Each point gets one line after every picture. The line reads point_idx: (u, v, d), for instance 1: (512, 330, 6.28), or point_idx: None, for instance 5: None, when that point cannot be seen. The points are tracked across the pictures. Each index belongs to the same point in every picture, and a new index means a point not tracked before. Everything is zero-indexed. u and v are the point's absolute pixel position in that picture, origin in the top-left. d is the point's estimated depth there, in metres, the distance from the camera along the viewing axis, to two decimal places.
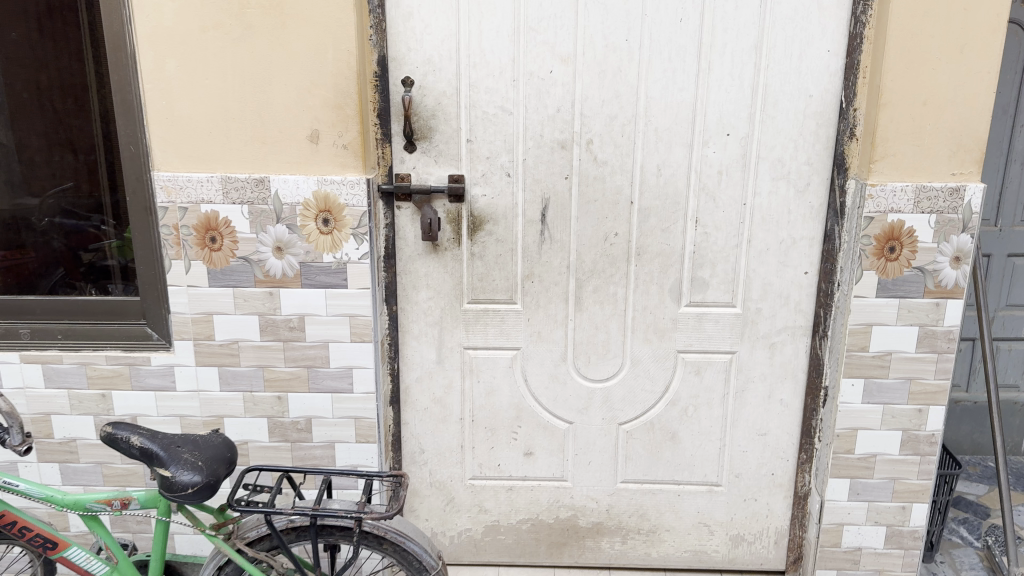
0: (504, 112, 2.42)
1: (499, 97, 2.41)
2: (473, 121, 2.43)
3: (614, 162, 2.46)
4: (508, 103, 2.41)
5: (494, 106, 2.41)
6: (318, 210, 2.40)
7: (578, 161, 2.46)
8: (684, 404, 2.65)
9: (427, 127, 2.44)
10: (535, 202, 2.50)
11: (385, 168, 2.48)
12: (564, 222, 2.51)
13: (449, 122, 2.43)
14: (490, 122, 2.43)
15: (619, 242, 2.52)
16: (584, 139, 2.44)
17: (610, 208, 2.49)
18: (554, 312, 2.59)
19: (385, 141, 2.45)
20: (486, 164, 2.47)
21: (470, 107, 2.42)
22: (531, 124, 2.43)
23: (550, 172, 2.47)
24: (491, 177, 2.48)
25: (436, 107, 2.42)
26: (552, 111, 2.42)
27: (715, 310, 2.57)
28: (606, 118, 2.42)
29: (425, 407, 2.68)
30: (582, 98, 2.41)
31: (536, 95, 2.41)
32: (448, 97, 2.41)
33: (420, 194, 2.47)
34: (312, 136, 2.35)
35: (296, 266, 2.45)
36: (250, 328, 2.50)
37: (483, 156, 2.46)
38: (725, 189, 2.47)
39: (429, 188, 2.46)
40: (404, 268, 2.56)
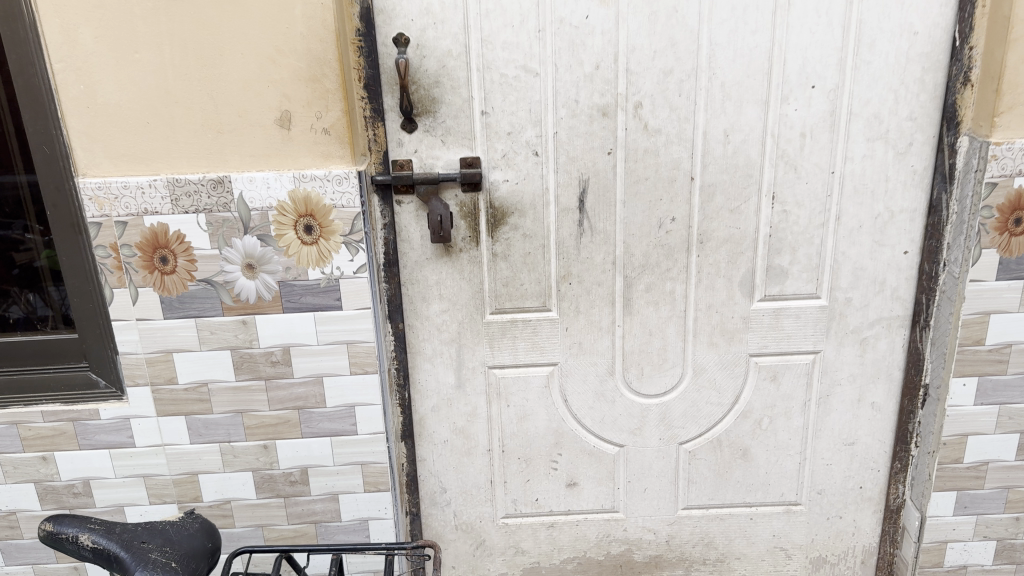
0: (529, 73, 1.88)
1: (520, 53, 1.87)
2: (488, 88, 1.89)
3: (670, 129, 1.94)
4: (533, 60, 1.87)
5: (515, 66, 1.88)
6: (297, 214, 1.86)
7: (624, 130, 1.94)
8: (757, 417, 2.20)
9: (430, 98, 1.90)
10: (571, 186, 1.98)
11: (378, 154, 1.93)
12: (608, 208, 2.00)
13: (458, 90, 1.89)
14: (510, 87, 1.89)
15: (677, 228, 2.02)
16: (631, 101, 1.91)
17: (664, 187, 1.99)
18: (598, 318, 2.10)
19: (376, 118, 1.90)
20: (507, 142, 1.94)
21: (484, 69, 1.87)
22: (564, 87, 1.90)
23: (589, 146, 1.95)
24: (514, 157, 1.95)
25: (441, 70, 1.87)
26: (589, 68, 1.88)
27: (795, 304, 2.09)
28: (658, 74, 1.89)
29: (445, 439, 2.20)
30: (627, 49, 1.87)
31: (569, 49, 1.87)
32: (456, 58, 1.86)
33: (425, 184, 1.94)
34: (282, 119, 1.81)
35: (274, 286, 1.92)
36: (222, 366, 1.99)
37: (504, 131, 1.93)
38: (808, 156, 1.97)
39: (436, 177, 1.94)
40: (410, 276, 2.05)
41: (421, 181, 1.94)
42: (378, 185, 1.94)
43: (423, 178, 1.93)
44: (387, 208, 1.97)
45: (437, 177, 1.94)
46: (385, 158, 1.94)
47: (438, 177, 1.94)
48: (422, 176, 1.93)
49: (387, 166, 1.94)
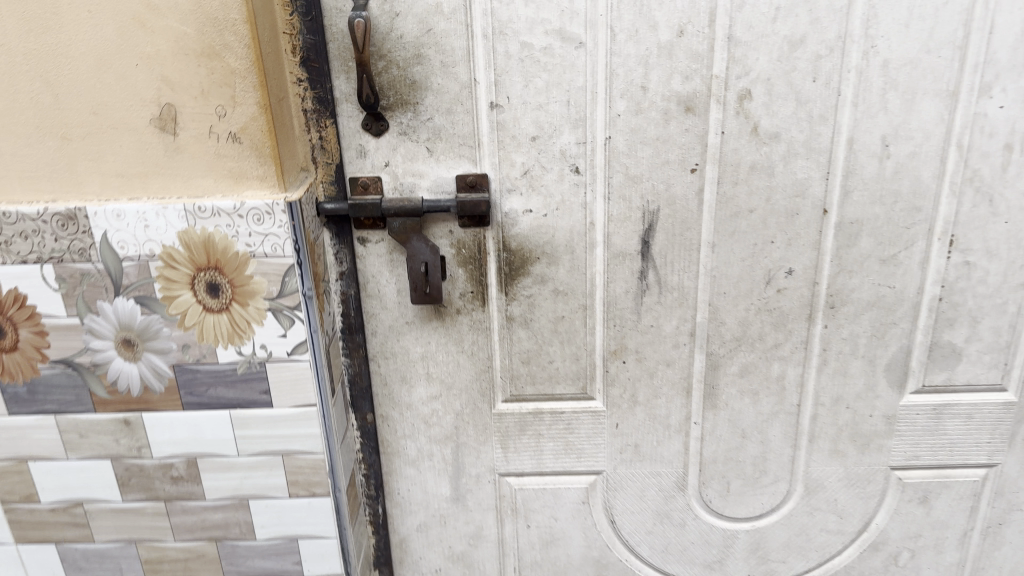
0: (567, 43, 1.16)
1: (555, 9, 1.14)
2: (501, 65, 1.17)
3: (794, 133, 1.20)
4: (576, 21, 1.14)
5: (545, 28, 1.15)
6: (195, 266, 1.18)
7: (719, 135, 1.20)
8: (894, 550, 1.50)
9: (408, 81, 1.18)
10: (631, 219, 1.26)
11: (328, 168, 1.23)
12: (688, 254, 1.28)
13: (453, 69, 1.17)
14: (538, 64, 1.17)
15: (795, 286, 1.29)
16: (734, 89, 1.17)
17: (778, 224, 1.25)
18: (665, 413, 1.39)
19: (322, 113, 1.19)
20: (532, 151, 1.23)
21: (495, 34, 1.15)
22: (624, 65, 1.17)
23: (661, 158, 1.22)
24: (542, 174, 1.24)
25: (424, 37, 1.15)
26: (667, 34, 1.15)
27: (966, 399, 1.38)
28: (781, 45, 1.15)
29: (438, 567, 1.54)
30: (731, 3, 1.13)
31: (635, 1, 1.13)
32: (448, 16, 1.14)
33: (403, 216, 1.24)
34: (163, 118, 1.11)
35: (168, 373, 1.25)
36: (103, 481, 1.34)
37: (526, 133, 1.21)
38: (1015, 178, 1.23)
39: (420, 205, 1.23)
40: (383, 348, 1.36)
41: (394, 212, 1.23)
42: (331, 215, 1.25)
43: (400, 206, 1.23)
44: (346, 248, 1.28)
45: (420, 206, 1.23)
46: (341, 173, 1.24)
47: (423, 206, 1.23)
48: (397, 204, 1.23)
49: (343, 185, 1.24)
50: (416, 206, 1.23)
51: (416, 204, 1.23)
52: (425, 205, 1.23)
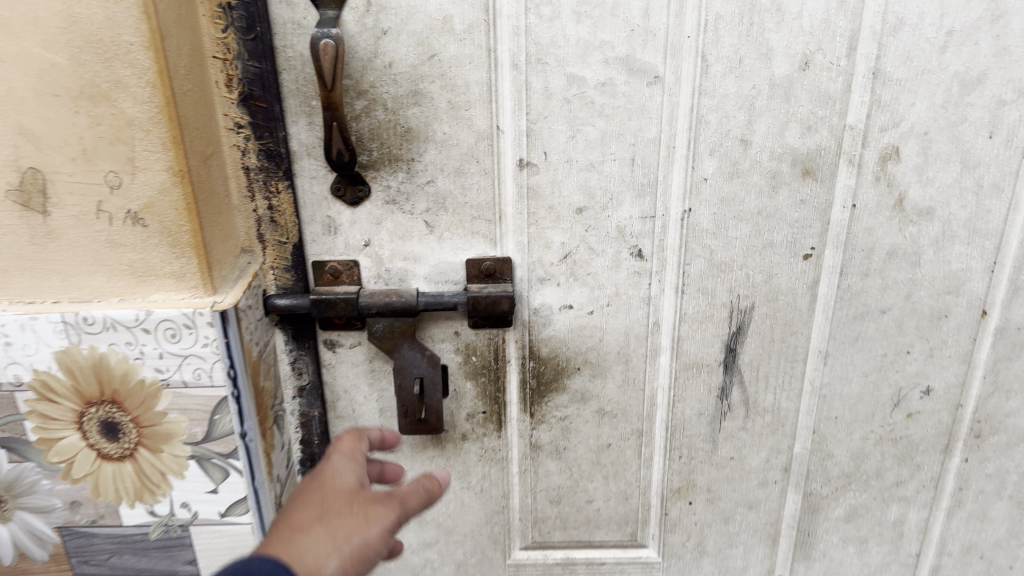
0: (636, 77, 0.78)
1: (621, 28, 0.76)
2: (538, 107, 0.79)
3: (953, 209, 0.84)
4: (651, 45, 0.76)
5: (604, 55, 0.77)
6: (81, 400, 0.80)
7: (848, 210, 0.84)
8: None
9: (400, 128, 0.80)
10: (712, 321, 0.89)
11: (281, 249, 0.85)
12: (788, 368, 0.92)
13: (467, 111, 0.79)
14: (591, 106, 0.79)
15: (930, 409, 0.94)
16: (875, 146, 0.81)
17: (917, 330, 0.90)
18: (741, 564, 1.04)
19: (272, 173, 0.81)
20: (576, 227, 0.85)
21: (529, 62, 0.77)
22: (718, 109, 0.79)
23: (763, 240, 0.85)
24: (590, 258, 0.86)
25: (426, 65, 0.77)
26: (784, 67, 0.77)
27: None
28: (951, 85, 0.78)
29: None
30: (885, 22, 0.76)
31: (741, 17, 0.75)
32: (461, 35, 0.76)
33: (390, 315, 0.86)
34: (24, 189, 0.72)
35: (52, 538, 0.88)
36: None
37: (569, 203, 0.84)
38: None
39: (414, 302, 0.85)
40: None
41: (378, 312, 0.85)
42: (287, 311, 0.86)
43: (386, 304, 0.85)
44: (308, 353, 0.90)
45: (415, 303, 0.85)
46: (301, 255, 0.85)
47: (418, 303, 0.85)
48: (382, 300, 0.85)
49: (305, 271, 0.86)
50: (409, 305, 0.85)
51: (409, 301, 0.85)
52: (421, 302, 0.85)
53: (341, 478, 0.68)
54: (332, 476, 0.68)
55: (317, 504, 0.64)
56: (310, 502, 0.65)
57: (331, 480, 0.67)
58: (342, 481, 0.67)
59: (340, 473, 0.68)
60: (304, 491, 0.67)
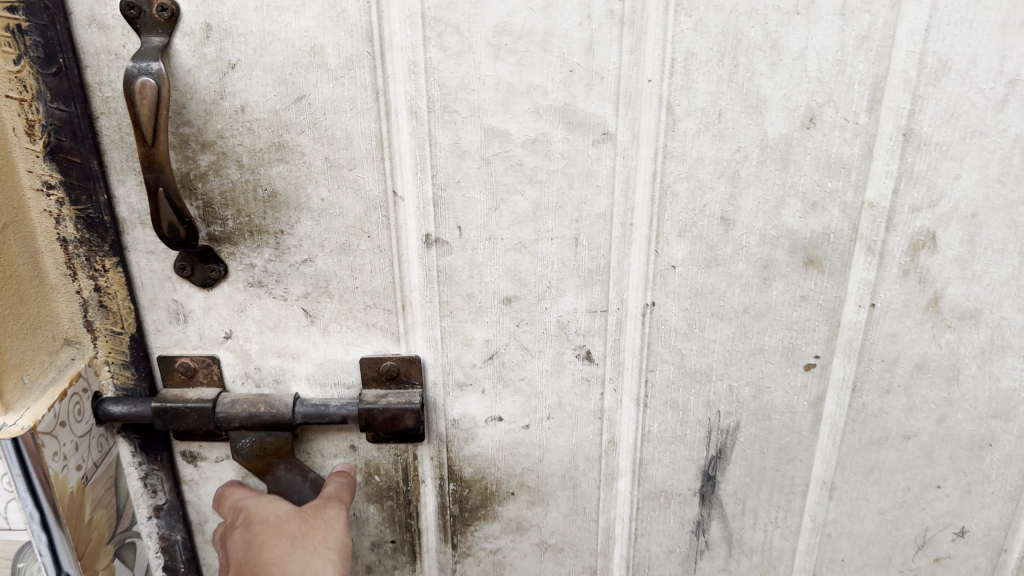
0: (578, 133, 0.57)
1: (555, 67, 0.55)
2: (447, 168, 0.59)
3: (1004, 313, 0.63)
4: (597, 91, 0.56)
5: (534, 103, 0.56)
6: None
7: (865, 311, 0.63)
8: None
9: (261, 192, 0.59)
10: (684, 442, 0.68)
11: (115, 342, 0.65)
12: (781, 500, 0.71)
13: (350, 172, 0.59)
14: (518, 170, 0.59)
15: (965, 553, 0.74)
16: (903, 231, 0.60)
17: (951, 460, 0.69)
18: None
19: (96, 247, 0.61)
20: (504, 322, 0.64)
21: (432, 111, 0.57)
22: (691, 178, 0.58)
23: (750, 344, 0.64)
24: (522, 359, 0.65)
25: (291, 111, 0.57)
26: (781, 124, 0.56)
27: None
28: (1010, 153, 0.57)
29: None
30: (922, 67, 0.54)
31: (722, 57, 0.54)
32: (337, 73, 0.56)
33: (258, 430, 0.66)
34: None
35: None
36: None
37: (494, 291, 0.63)
38: None
39: (288, 415, 0.65)
40: None
41: (241, 427, 0.66)
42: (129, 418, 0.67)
43: (250, 417, 0.65)
44: (162, 467, 0.70)
45: (289, 417, 0.65)
46: (143, 351, 0.66)
47: (294, 416, 0.65)
48: (245, 412, 0.65)
49: (150, 369, 0.66)
50: (281, 419, 0.65)
51: (280, 413, 0.65)
52: (298, 416, 0.65)
53: (257, 502, 0.65)
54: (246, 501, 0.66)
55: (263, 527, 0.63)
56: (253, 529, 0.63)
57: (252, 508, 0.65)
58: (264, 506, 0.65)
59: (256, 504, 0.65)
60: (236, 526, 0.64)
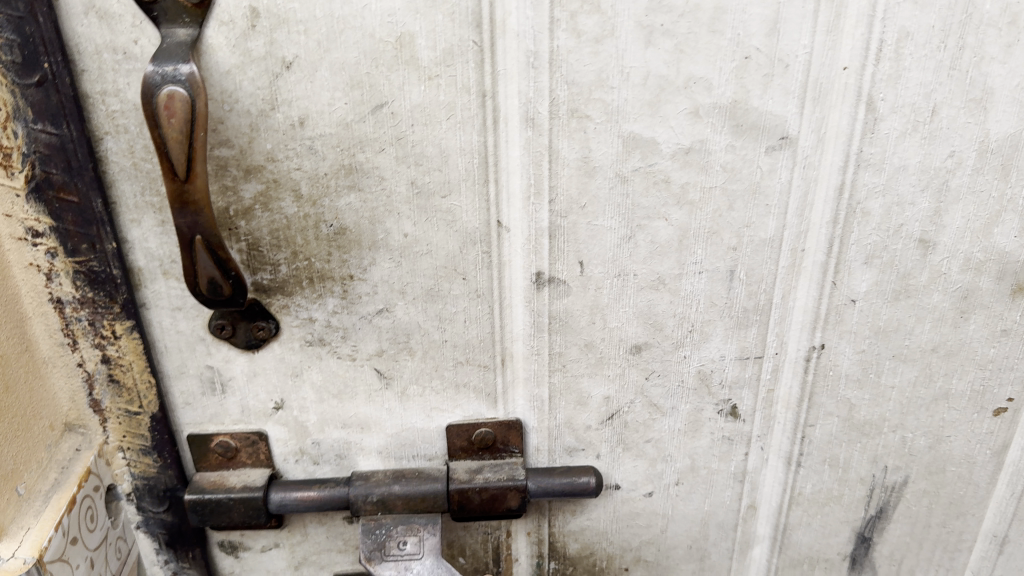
0: (746, 139, 0.44)
1: (725, 54, 0.41)
2: (570, 190, 0.45)
3: None
4: (778, 83, 0.42)
5: (692, 102, 0.43)
6: None
7: None
8: None
9: (325, 228, 0.45)
10: (840, 504, 0.56)
11: (131, 425, 0.50)
12: (942, 558, 0.60)
13: (443, 200, 0.45)
14: (663, 188, 0.45)
15: None
16: None
17: None
18: None
19: (102, 307, 0.46)
20: (630, 374, 0.51)
21: (556, 117, 0.43)
22: (886, 192, 0.45)
23: (934, 390, 0.52)
24: (651, 418, 0.53)
25: (367, 123, 0.42)
26: (1008, 122, 0.44)
27: None
28: None
29: None
30: None
31: (945, 37, 0.41)
32: (432, 70, 0.41)
33: (400, 511, 0.52)
34: None
35: None
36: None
37: (619, 338, 0.50)
38: None
39: (442, 487, 0.52)
40: None
41: (381, 505, 0.52)
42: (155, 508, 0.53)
43: (395, 491, 0.52)
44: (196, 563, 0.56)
45: (442, 488, 0.52)
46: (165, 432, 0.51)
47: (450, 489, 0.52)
48: (390, 486, 0.52)
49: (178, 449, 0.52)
50: (432, 492, 0.52)
51: (431, 487, 0.52)
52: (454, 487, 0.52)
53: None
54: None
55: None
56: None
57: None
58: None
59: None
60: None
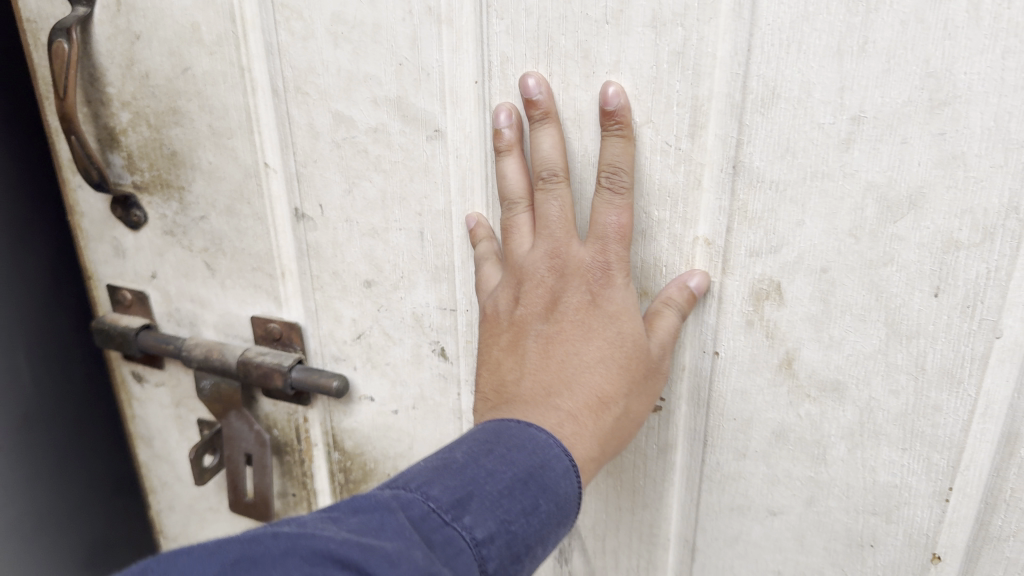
0: (413, 127, 0.57)
1: (386, 59, 0.56)
2: (305, 147, 0.62)
3: (871, 391, 0.53)
4: (425, 86, 0.55)
5: (371, 93, 0.57)
6: None
7: (708, 358, 0.57)
8: None
9: (166, 150, 0.67)
10: None
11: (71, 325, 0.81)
12: (641, 547, 0.66)
13: (228, 141, 0.64)
14: (364, 157, 0.60)
15: None
16: (742, 276, 0.53)
17: (827, 552, 0.60)
18: None
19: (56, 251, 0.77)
20: (366, 305, 0.66)
21: (289, 91, 0.60)
22: None
23: None
24: (386, 345, 0.67)
25: (180, 80, 0.63)
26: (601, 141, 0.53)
27: None
28: (861, 203, 0.49)
29: None
30: (746, 92, 0.48)
31: (537, 64, 0.52)
32: (211, 48, 0.61)
33: (213, 373, 0.72)
34: None
35: None
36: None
37: (354, 272, 0.65)
38: None
39: (234, 364, 0.70)
40: (184, 531, 0.88)
41: (199, 364, 0.72)
42: None
43: (207, 357, 0.71)
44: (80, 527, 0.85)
45: (234, 363, 0.70)
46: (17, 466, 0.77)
47: (238, 366, 0.70)
48: (205, 353, 0.71)
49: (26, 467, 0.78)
50: (228, 364, 0.70)
51: (228, 361, 0.71)
52: (241, 366, 0.70)
53: (635, 326, 0.52)
54: (561, 242, 0.53)
55: (501, 373, 0.54)
56: (489, 414, 0.53)
57: (635, 332, 0.51)
58: (663, 351, 0.52)
59: (521, 215, 0.55)
60: (497, 323, 0.55)
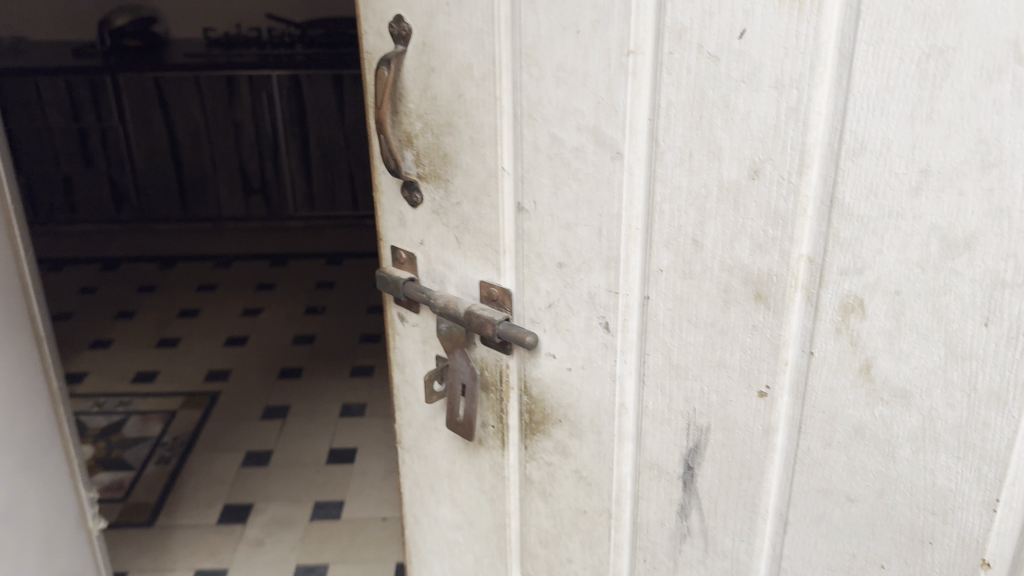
0: (602, 150, 0.76)
1: (589, 98, 0.76)
2: (530, 158, 0.83)
3: (930, 403, 0.64)
4: (613, 119, 0.74)
5: (577, 121, 0.78)
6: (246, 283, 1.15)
7: (806, 357, 0.70)
8: None
9: (441, 151, 0.92)
10: (672, 426, 0.82)
11: None
12: (745, 513, 0.79)
13: (480, 148, 0.87)
14: (568, 168, 0.80)
15: None
16: (834, 290, 0.66)
17: (893, 542, 0.70)
18: None
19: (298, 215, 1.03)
20: (558, 281, 0.86)
21: (525, 115, 0.82)
22: (670, 201, 0.74)
23: (716, 356, 0.75)
24: (569, 315, 0.86)
25: (454, 101, 0.88)
26: (733, 171, 0.69)
27: None
28: (927, 240, 0.60)
29: None
30: (842, 143, 0.62)
31: (692, 110, 0.69)
32: (476, 80, 0.84)
33: (446, 317, 0.96)
34: None
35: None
36: (53, 533, 1.38)
37: (553, 255, 0.85)
38: None
39: (459, 312, 0.93)
40: (415, 446, 1.14)
41: (438, 308, 0.96)
42: None
43: (442, 305, 0.95)
44: None
45: (459, 312, 0.93)
46: None
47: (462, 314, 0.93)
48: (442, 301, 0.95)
49: None
50: (454, 312, 0.94)
51: (456, 310, 0.94)
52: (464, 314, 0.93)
53: None
54: None
55: None
56: None
57: None
58: None
59: None
60: None
